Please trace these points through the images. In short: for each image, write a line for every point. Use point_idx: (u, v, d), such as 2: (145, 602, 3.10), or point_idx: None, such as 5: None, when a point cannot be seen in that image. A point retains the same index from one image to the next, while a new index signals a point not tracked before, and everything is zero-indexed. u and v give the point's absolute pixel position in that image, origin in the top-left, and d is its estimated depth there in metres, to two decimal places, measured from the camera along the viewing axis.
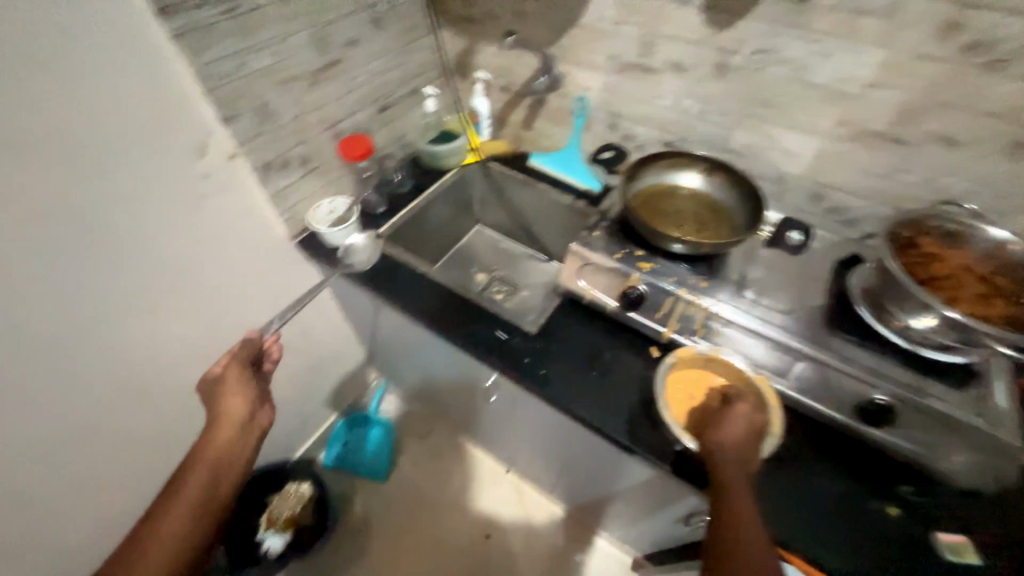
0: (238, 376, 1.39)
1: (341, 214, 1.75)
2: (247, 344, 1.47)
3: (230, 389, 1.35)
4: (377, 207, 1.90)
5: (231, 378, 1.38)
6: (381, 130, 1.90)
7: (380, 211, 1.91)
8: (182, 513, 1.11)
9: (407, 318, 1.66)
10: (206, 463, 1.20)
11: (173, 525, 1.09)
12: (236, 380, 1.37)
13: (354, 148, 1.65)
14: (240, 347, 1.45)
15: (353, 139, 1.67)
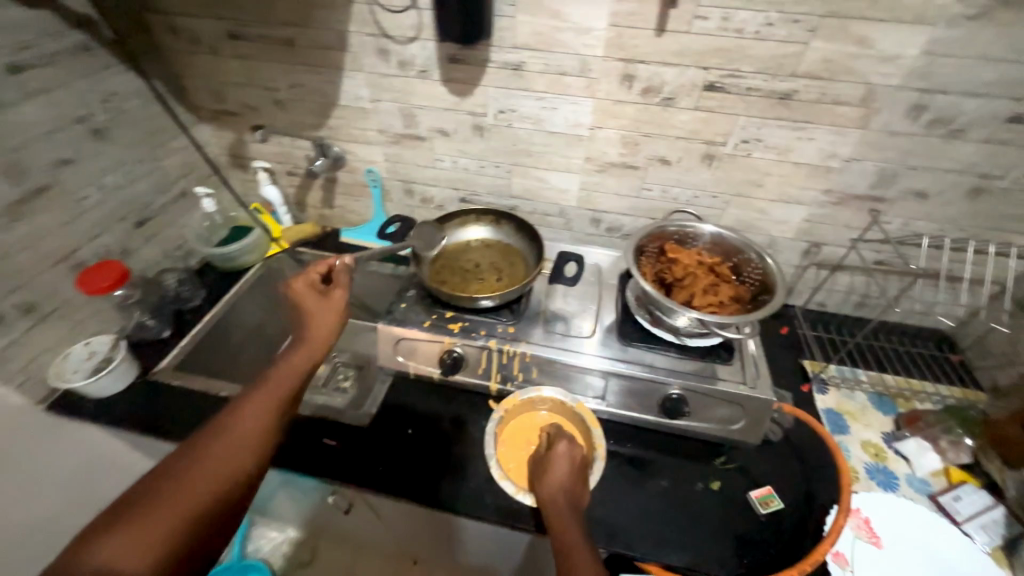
0: (337, 291, 0.72)
1: (105, 356, 0.86)
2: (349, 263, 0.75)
3: (320, 310, 0.70)
4: (161, 330, 0.95)
5: (323, 294, 0.71)
6: (143, 245, 0.99)
7: (167, 336, 0.95)
8: (253, 441, 0.53)
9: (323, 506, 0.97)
10: (274, 384, 0.60)
11: (248, 468, 0.52)
12: (338, 291, 0.72)
13: (100, 278, 0.81)
14: (348, 261, 0.75)
15: (102, 265, 0.84)
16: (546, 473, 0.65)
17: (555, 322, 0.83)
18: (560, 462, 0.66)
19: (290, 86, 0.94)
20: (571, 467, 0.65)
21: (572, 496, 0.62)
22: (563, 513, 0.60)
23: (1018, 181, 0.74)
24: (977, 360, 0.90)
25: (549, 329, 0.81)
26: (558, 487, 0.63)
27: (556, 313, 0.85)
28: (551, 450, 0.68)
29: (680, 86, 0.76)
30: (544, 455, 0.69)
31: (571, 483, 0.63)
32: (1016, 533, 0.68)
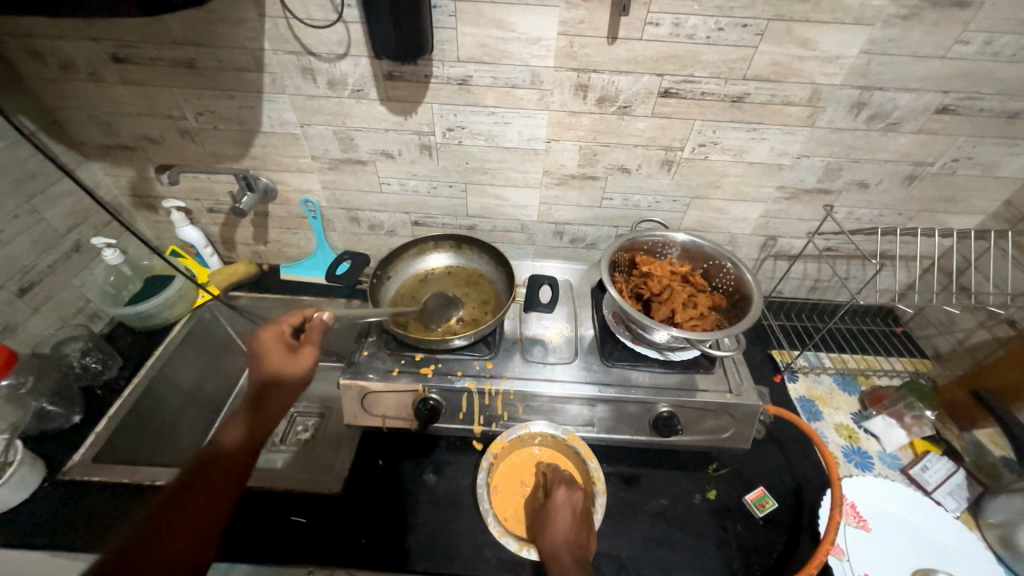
0: (308, 348, 0.68)
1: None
2: (325, 317, 0.69)
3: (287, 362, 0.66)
4: (72, 414, 0.80)
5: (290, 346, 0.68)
6: (35, 313, 0.83)
7: (80, 419, 0.80)
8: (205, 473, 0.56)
9: None
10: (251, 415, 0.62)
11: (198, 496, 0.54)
12: (308, 346, 0.68)
13: None
14: (324, 316, 0.69)
15: None
16: (549, 525, 0.61)
17: (535, 351, 0.78)
18: (562, 511, 0.63)
19: (200, 114, 0.81)
20: (573, 514, 0.63)
21: (578, 548, 0.59)
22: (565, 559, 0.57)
23: (946, 166, 0.79)
24: (918, 329, 0.97)
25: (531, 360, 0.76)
26: (563, 540, 0.60)
27: (535, 340, 0.80)
28: (551, 498, 0.65)
29: (635, 94, 0.73)
30: (544, 504, 0.65)
31: (574, 534, 0.60)
32: (975, 494, 0.74)
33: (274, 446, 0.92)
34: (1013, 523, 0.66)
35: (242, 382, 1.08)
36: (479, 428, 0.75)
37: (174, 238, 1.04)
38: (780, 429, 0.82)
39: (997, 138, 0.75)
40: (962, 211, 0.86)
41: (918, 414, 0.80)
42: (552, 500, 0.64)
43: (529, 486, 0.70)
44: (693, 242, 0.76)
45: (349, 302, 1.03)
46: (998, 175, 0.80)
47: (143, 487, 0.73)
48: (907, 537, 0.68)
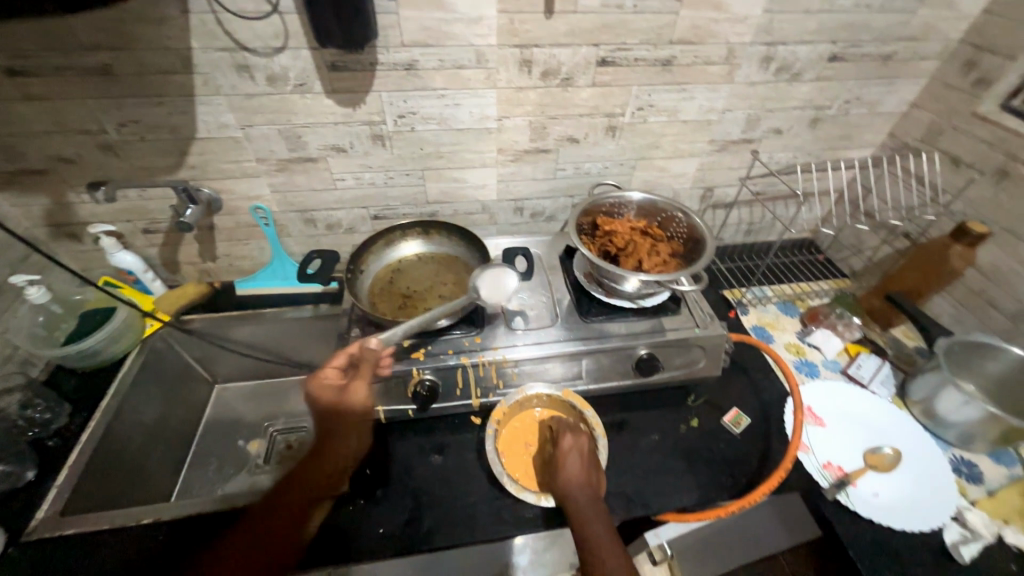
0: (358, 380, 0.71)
1: None
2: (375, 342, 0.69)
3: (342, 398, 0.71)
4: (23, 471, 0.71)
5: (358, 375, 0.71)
6: None
7: (33, 475, 0.72)
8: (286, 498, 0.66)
9: None
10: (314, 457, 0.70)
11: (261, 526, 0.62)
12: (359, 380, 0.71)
13: None
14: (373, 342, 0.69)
15: None
16: (562, 471, 0.66)
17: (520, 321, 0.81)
18: (571, 457, 0.67)
19: (123, 125, 0.75)
20: (581, 457, 0.67)
21: (590, 485, 0.64)
22: (580, 496, 0.62)
23: (841, 108, 0.92)
24: (836, 255, 1.12)
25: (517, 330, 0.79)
26: (575, 479, 0.64)
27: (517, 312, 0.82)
28: (559, 447, 0.69)
29: (576, 65, 0.78)
30: (553, 454, 0.69)
31: (585, 474, 0.65)
32: (899, 380, 0.88)
33: (258, 467, 0.96)
34: (931, 397, 0.79)
35: (208, 411, 1.05)
36: (477, 401, 0.77)
37: (104, 267, 0.95)
38: (742, 355, 0.91)
39: (877, 78, 0.88)
40: (858, 146, 1.00)
41: (847, 322, 0.94)
42: (560, 448, 0.68)
43: (536, 442, 0.73)
44: (647, 198, 0.83)
45: (316, 308, 1.00)
46: (881, 112, 0.94)
47: (131, 528, 0.67)
48: (855, 425, 0.80)
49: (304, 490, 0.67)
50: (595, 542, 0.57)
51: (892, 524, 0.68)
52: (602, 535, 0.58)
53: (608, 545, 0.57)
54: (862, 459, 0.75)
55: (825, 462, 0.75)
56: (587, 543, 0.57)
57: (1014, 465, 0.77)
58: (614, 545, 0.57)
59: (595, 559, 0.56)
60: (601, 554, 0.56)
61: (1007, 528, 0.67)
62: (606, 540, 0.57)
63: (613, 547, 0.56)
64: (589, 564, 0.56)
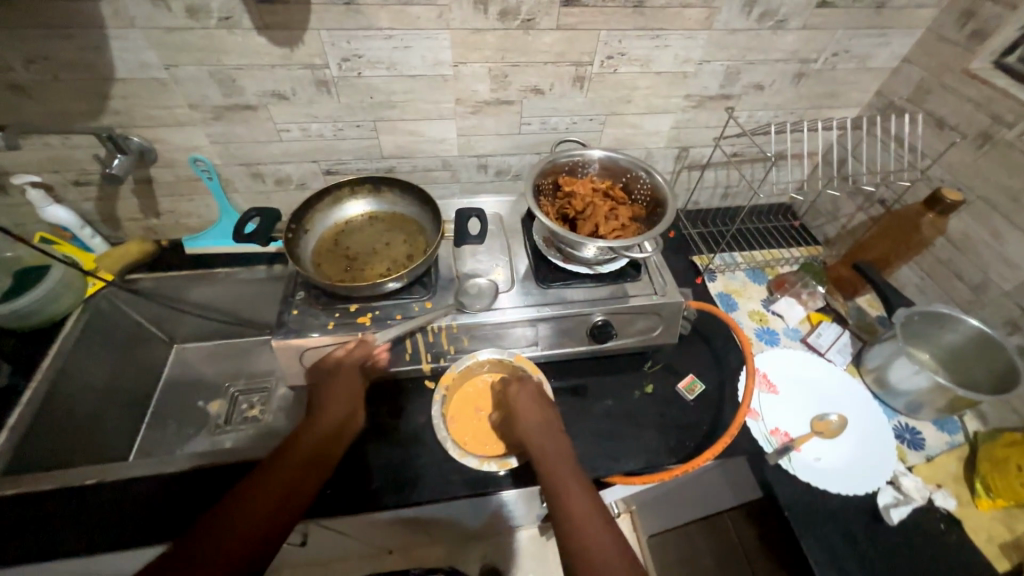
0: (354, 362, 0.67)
1: None
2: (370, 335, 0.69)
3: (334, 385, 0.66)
4: None
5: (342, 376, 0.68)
6: None
7: None
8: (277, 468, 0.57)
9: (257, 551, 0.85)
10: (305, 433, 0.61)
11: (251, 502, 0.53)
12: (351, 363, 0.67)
13: None
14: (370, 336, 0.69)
15: None
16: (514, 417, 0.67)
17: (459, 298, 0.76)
18: (523, 406, 0.68)
19: (30, 62, 0.67)
20: (534, 401, 0.68)
21: (546, 425, 0.65)
22: (539, 435, 0.64)
23: (828, 61, 0.85)
24: (812, 221, 1.09)
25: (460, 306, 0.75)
26: (529, 423, 0.66)
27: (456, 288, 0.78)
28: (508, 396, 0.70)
29: (538, 4, 0.70)
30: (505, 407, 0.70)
31: (538, 417, 0.66)
32: (857, 349, 0.88)
33: (219, 428, 0.96)
34: (885, 366, 0.79)
35: (167, 370, 1.03)
36: (428, 366, 0.75)
37: (40, 222, 0.89)
38: (704, 322, 0.90)
39: (868, 29, 0.81)
40: (843, 104, 0.94)
41: (812, 291, 0.92)
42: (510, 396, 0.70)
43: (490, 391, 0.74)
44: (609, 158, 0.78)
45: (270, 268, 0.96)
46: (870, 67, 0.88)
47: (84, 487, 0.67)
48: (806, 392, 0.80)
49: (301, 465, 0.58)
50: (555, 476, 0.59)
51: (829, 487, 0.70)
52: (561, 468, 0.60)
53: (569, 477, 0.59)
54: (809, 425, 0.76)
55: (772, 428, 0.76)
56: (548, 477, 0.59)
57: (955, 432, 0.78)
58: (574, 476, 0.59)
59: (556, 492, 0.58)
60: (561, 486, 0.58)
61: (938, 492, 0.70)
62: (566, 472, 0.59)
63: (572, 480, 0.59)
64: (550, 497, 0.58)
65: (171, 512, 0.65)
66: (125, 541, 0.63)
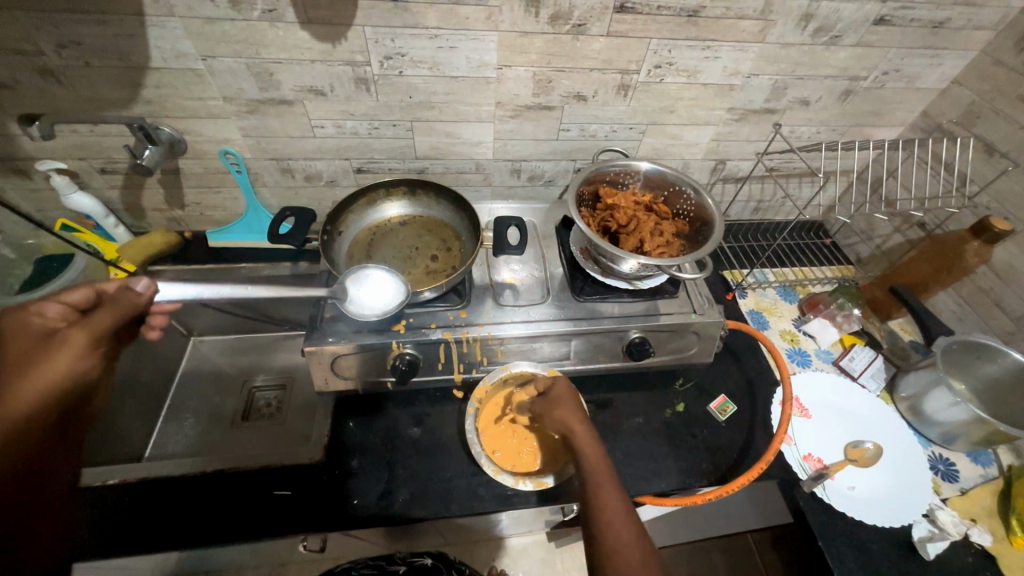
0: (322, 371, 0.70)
1: None
2: (314, 351, 0.67)
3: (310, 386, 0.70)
4: None
5: (91, 324, 0.55)
6: None
7: None
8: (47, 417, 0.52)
9: (273, 553, 0.83)
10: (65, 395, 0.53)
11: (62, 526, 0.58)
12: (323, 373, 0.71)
13: None
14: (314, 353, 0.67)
15: None
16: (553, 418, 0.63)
17: (363, 309, 0.68)
18: (561, 389, 0.67)
19: (62, 47, 0.64)
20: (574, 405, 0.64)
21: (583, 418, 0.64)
22: (578, 433, 0.61)
23: (877, 80, 0.83)
24: (843, 239, 1.08)
25: (358, 318, 0.66)
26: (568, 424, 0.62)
27: (350, 290, 0.70)
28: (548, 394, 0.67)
29: (590, 9, 0.68)
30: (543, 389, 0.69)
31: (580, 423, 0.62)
32: (890, 374, 0.86)
33: (238, 424, 0.95)
34: (920, 395, 0.78)
35: (183, 363, 1.02)
36: (459, 376, 0.74)
37: (61, 209, 0.87)
38: (735, 340, 0.89)
39: (922, 49, 0.79)
40: (886, 124, 0.92)
41: (848, 314, 0.89)
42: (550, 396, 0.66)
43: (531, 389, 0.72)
44: (655, 170, 0.76)
45: (294, 264, 0.94)
46: (919, 87, 0.85)
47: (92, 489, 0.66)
48: (840, 419, 0.79)
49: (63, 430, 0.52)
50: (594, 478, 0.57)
51: (863, 517, 0.69)
52: (600, 470, 0.58)
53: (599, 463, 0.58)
54: (842, 452, 0.75)
55: (805, 453, 0.75)
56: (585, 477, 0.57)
57: (989, 465, 0.77)
58: (610, 476, 0.57)
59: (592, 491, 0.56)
60: (599, 486, 0.56)
61: (974, 527, 0.69)
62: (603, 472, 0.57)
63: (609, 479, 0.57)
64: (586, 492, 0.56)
65: (196, 517, 0.65)
66: (150, 543, 0.62)
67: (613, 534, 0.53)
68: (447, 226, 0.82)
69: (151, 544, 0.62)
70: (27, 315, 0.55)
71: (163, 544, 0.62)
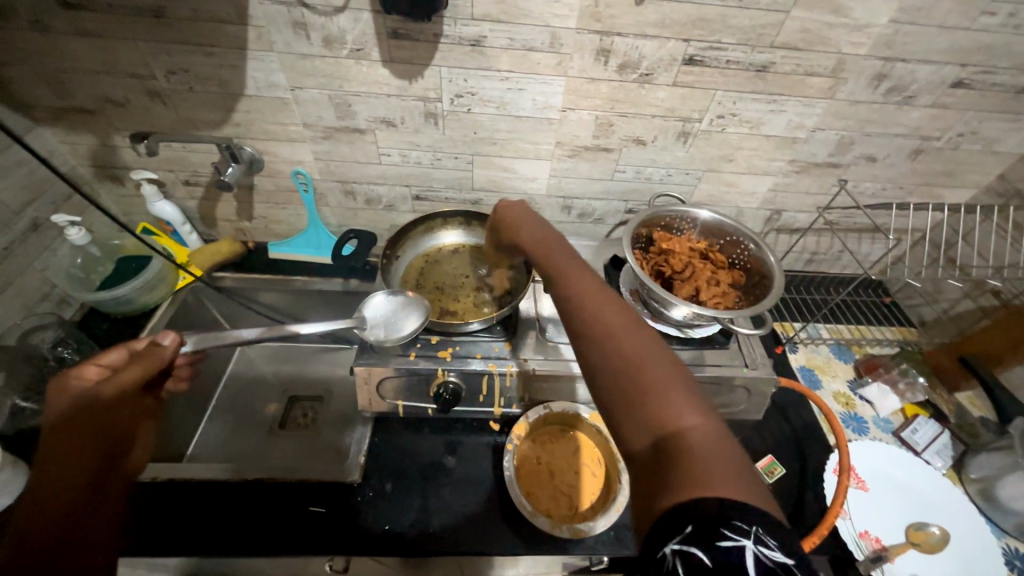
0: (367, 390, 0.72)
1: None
2: (361, 369, 0.68)
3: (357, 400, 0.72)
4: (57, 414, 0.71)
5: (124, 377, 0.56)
6: None
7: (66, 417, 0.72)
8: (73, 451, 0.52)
9: None
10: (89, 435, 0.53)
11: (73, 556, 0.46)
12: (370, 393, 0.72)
13: None
14: (362, 373, 0.69)
15: None
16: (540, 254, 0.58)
17: (386, 334, 0.70)
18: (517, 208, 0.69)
19: (171, 73, 0.71)
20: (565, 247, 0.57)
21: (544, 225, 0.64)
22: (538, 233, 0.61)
23: (950, 141, 0.81)
24: (905, 300, 1.02)
25: (383, 342, 0.68)
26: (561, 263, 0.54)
27: (370, 319, 0.72)
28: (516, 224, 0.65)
29: (659, 60, 0.70)
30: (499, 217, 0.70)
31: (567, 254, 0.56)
32: (959, 452, 0.80)
33: (275, 431, 0.97)
34: (994, 478, 0.72)
35: (231, 366, 1.06)
36: (498, 408, 0.74)
37: (144, 214, 0.95)
38: (785, 397, 0.85)
39: (1003, 113, 0.76)
40: (958, 185, 0.88)
41: (911, 380, 0.84)
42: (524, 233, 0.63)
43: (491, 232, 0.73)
44: (715, 219, 0.75)
45: (345, 281, 0.97)
46: (997, 151, 0.82)
47: (141, 485, 0.69)
48: (901, 496, 0.73)
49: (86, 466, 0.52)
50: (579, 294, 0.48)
51: None
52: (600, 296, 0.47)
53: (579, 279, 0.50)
54: (903, 534, 0.69)
55: (861, 530, 0.69)
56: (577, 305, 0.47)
57: None
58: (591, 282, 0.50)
59: (579, 308, 0.46)
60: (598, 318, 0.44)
61: None
62: (650, 353, 0.40)
63: (621, 322, 0.44)
64: (582, 328, 0.45)
65: (234, 525, 0.66)
66: (191, 543, 0.64)
67: (614, 335, 0.42)
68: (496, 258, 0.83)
69: (191, 547, 0.64)
70: (71, 379, 0.56)
71: (204, 548, 0.64)
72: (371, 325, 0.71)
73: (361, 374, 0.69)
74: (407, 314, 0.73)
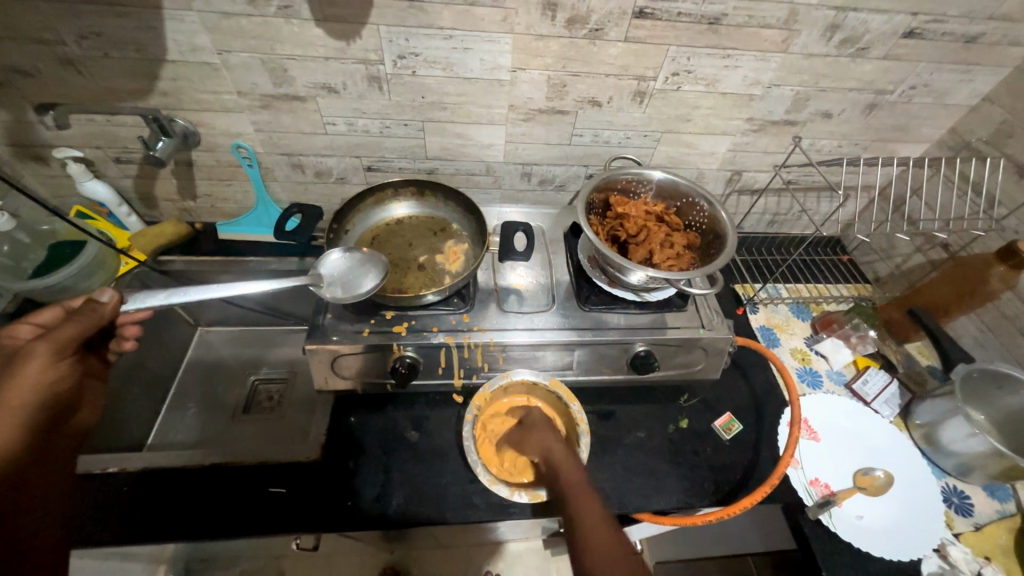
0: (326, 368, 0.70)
1: None
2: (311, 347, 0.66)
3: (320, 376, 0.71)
4: None
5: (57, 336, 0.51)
6: None
7: None
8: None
9: (265, 548, 0.83)
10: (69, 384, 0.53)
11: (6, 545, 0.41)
12: (330, 372, 0.71)
13: None
14: (314, 350, 0.66)
15: None
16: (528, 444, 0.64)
17: (343, 292, 0.67)
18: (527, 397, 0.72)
19: (81, 37, 0.65)
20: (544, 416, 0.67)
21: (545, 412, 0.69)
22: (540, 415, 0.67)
23: (903, 95, 0.80)
24: (861, 257, 1.05)
25: (339, 299, 0.66)
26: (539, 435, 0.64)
27: (326, 277, 0.69)
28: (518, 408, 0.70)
29: (609, 14, 0.67)
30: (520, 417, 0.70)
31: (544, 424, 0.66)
32: (905, 400, 0.83)
33: (239, 416, 0.95)
34: (935, 423, 0.75)
35: (190, 352, 1.03)
36: (459, 380, 0.73)
37: (76, 197, 0.89)
38: (744, 357, 0.87)
39: (954, 64, 0.76)
40: (912, 140, 0.89)
41: (862, 335, 0.87)
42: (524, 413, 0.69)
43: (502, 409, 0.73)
44: (669, 180, 0.74)
45: (302, 260, 0.94)
46: (948, 103, 0.82)
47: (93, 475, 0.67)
48: (849, 443, 0.77)
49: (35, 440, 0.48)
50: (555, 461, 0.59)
51: (869, 547, 0.66)
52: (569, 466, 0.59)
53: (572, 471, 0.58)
54: (851, 480, 0.72)
55: (812, 478, 0.72)
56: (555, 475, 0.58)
57: (1007, 500, 0.74)
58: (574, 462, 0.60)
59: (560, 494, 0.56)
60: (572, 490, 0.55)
61: (988, 565, 0.65)
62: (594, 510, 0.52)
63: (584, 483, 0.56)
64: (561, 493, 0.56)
65: (192, 509, 0.65)
66: (147, 530, 0.63)
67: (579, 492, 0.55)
68: (453, 227, 0.81)
69: (148, 535, 0.62)
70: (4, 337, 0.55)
71: (161, 535, 0.63)
72: (327, 282, 0.68)
73: (315, 352, 0.67)
74: (365, 272, 0.70)
